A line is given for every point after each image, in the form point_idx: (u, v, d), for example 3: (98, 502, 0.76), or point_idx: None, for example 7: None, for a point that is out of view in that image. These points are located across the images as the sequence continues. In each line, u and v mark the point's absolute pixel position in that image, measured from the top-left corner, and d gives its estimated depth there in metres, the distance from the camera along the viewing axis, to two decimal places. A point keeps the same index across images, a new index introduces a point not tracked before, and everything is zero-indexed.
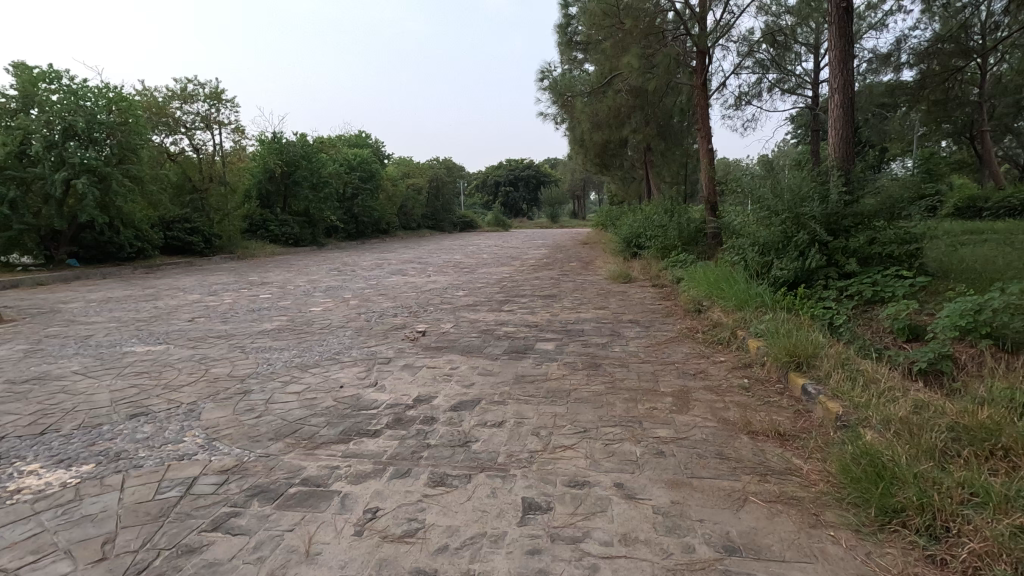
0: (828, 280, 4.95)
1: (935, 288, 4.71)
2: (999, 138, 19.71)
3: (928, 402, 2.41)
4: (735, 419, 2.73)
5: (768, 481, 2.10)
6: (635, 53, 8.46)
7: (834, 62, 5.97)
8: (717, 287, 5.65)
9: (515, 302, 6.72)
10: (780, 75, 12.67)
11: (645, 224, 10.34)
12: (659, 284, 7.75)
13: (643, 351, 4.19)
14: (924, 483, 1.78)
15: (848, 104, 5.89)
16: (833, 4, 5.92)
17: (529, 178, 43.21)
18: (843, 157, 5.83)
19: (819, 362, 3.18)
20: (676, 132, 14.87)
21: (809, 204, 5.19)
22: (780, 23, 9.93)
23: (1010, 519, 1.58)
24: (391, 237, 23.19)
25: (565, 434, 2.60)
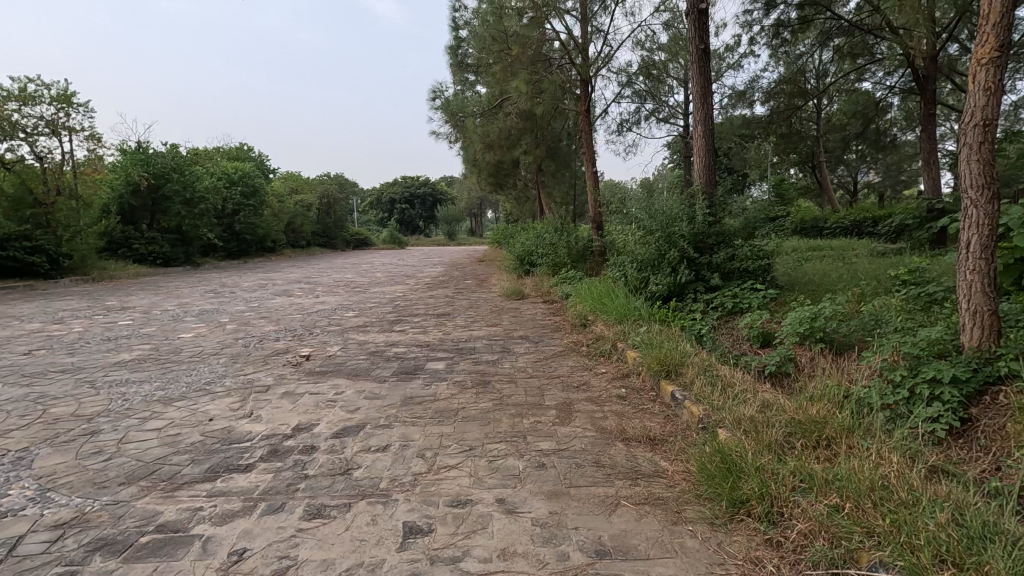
0: (697, 293, 5.45)
1: (783, 298, 5.38)
2: (834, 168, 22.90)
3: (771, 401, 2.73)
4: (612, 427, 2.91)
5: (638, 484, 2.25)
6: (522, 78, 8.79)
7: (697, 97, 6.63)
8: (600, 302, 5.98)
9: (407, 322, 6.63)
10: (655, 106, 13.78)
11: (537, 242, 10.71)
12: (550, 300, 8.05)
13: (531, 366, 4.33)
14: (764, 474, 2.01)
15: (710, 135, 6.56)
16: (693, 46, 6.57)
17: (426, 196, 42.90)
18: (707, 182, 6.46)
19: (684, 369, 3.49)
20: (565, 154, 15.64)
21: (679, 224, 5.67)
22: (654, 58, 10.69)
23: (827, 500, 1.83)
24: (277, 255, 21.88)
25: (451, 453, 2.61)
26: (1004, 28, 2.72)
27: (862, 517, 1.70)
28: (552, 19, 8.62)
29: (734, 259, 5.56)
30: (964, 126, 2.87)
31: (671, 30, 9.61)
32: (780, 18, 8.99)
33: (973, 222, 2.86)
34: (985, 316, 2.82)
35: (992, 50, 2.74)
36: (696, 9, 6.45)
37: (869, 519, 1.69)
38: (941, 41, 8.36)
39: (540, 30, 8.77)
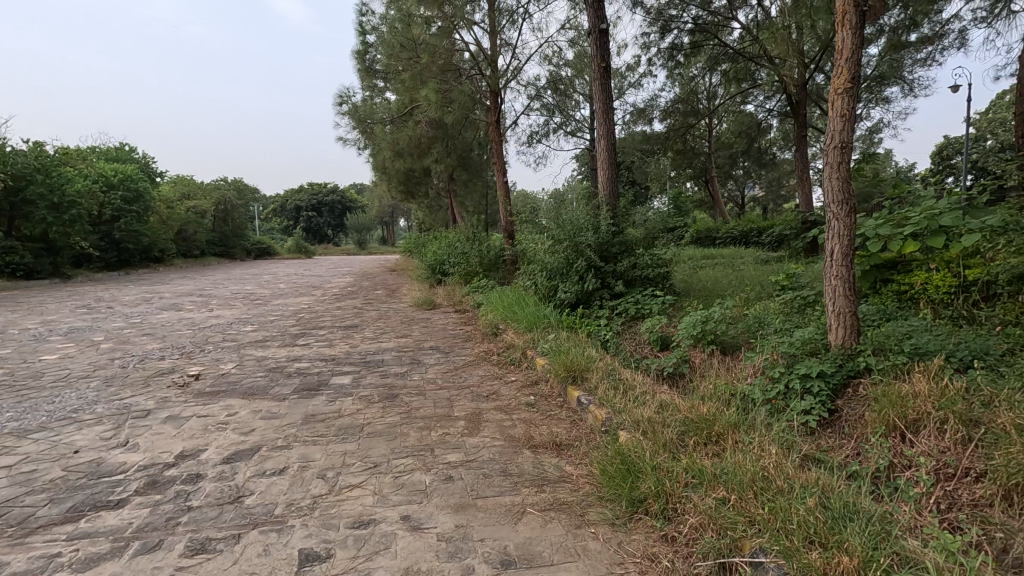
0: (602, 300, 5.66)
1: (680, 303, 5.73)
2: (724, 182, 24.84)
3: (668, 402, 2.88)
4: (519, 435, 2.94)
5: (544, 491, 2.28)
6: (431, 87, 8.74)
7: (600, 113, 6.93)
8: (510, 311, 6.04)
9: (311, 335, 6.32)
10: (563, 120, 14.24)
11: (449, 251, 10.66)
12: (462, 309, 8.03)
13: (441, 377, 4.27)
14: (660, 473, 2.11)
15: (612, 149, 6.88)
16: (595, 64, 6.87)
17: (334, 204, 41.33)
18: (610, 194, 6.76)
19: (589, 374, 3.60)
20: (476, 163, 15.78)
21: (585, 233, 5.86)
22: (561, 73, 11.07)
23: (715, 494, 1.95)
24: (166, 266, 20.07)
25: (353, 472, 2.50)
26: (854, 62, 3.11)
27: (745, 507, 1.84)
28: (461, 30, 8.66)
29: (636, 267, 5.85)
30: (826, 146, 3.21)
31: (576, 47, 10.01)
32: (675, 42, 9.66)
33: (836, 233, 3.21)
34: (847, 317, 3.17)
35: (846, 81, 3.10)
36: (597, 29, 6.75)
37: (750, 508, 1.82)
38: (809, 71, 9.37)
39: (449, 40, 8.79)
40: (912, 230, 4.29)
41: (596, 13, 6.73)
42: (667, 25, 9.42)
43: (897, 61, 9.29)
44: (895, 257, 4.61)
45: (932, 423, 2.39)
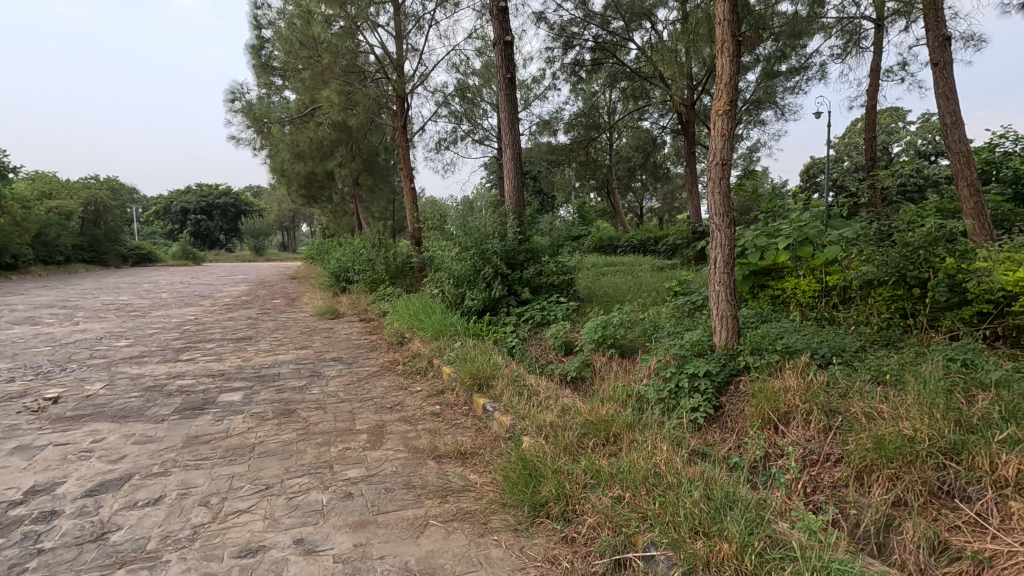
0: (509, 307, 5.73)
1: (583, 309, 5.95)
2: (625, 193, 26.18)
3: (570, 405, 2.97)
4: (424, 446, 2.88)
5: (447, 501, 2.25)
6: (334, 88, 8.43)
7: (506, 122, 7.04)
8: (416, 319, 5.94)
9: (198, 349, 5.81)
10: (471, 128, 14.30)
11: (353, 258, 10.30)
12: (367, 318, 7.77)
13: (342, 390, 4.09)
14: (560, 476, 2.17)
15: (518, 159, 7.01)
16: (501, 74, 6.98)
17: (227, 207, 38.49)
18: (516, 202, 6.87)
19: (494, 381, 3.62)
20: (383, 169, 15.46)
21: (492, 241, 5.91)
22: (469, 81, 11.12)
23: (611, 493, 2.03)
24: (20, 274, 17.57)
25: (242, 496, 2.32)
26: (732, 87, 3.42)
27: (637, 503, 1.93)
28: (365, 31, 8.44)
29: (542, 275, 5.99)
30: (709, 163, 3.49)
31: (483, 57, 10.12)
32: (577, 58, 10.08)
33: (718, 242, 3.48)
34: (728, 319, 3.44)
35: (725, 103, 3.39)
36: (502, 40, 6.85)
37: (643, 504, 1.92)
38: (697, 92, 10.17)
39: (353, 41, 8.53)
40: (782, 241, 4.76)
41: (502, 25, 6.85)
42: (570, 41, 9.81)
43: (771, 88, 10.33)
44: (769, 265, 5.10)
45: (799, 415, 2.66)
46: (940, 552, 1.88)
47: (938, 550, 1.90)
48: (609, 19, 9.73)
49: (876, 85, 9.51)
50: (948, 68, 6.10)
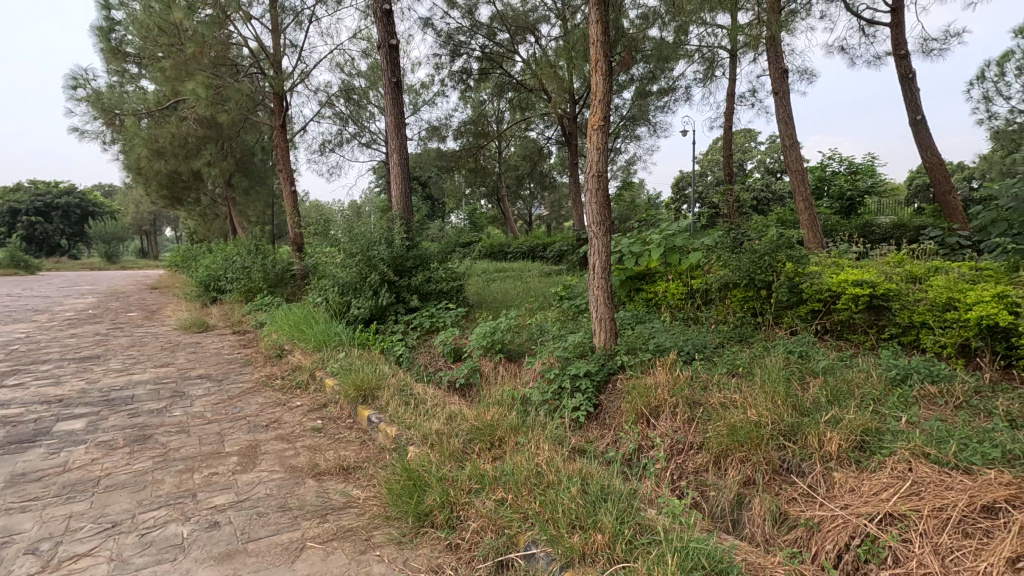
0: (397, 315, 5.61)
1: (472, 315, 5.99)
2: (514, 201, 26.83)
3: (458, 412, 2.97)
4: (302, 464, 2.72)
5: (327, 520, 2.15)
6: (200, 81, 7.74)
7: (392, 127, 6.92)
8: (297, 330, 5.61)
9: (29, 372, 5.01)
10: (357, 130, 13.83)
11: (225, 265, 9.50)
12: (241, 330, 7.19)
13: (210, 409, 3.75)
14: (445, 484, 2.17)
15: (405, 164, 6.90)
16: (386, 77, 6.83)
17: (70, 208, 33.74)
18: (404, 208, 6.76)
19: (380, 392, 3.52)
20: (259, 169, 14.45)
21: (378, 247, 5.75)
22: (354, 82, 10.76)
23: (494, 496, 2.08)
24: None
25: (81, 537, 2.04)
26: (605, 104, 3.64)
27: (519, 504, 1.99)
28: (237, 22, 7.86)
29: (430, 281, 5.95)
30: (586, 174, 3.68)
31: (368, 58, 9.84)
32: (465, 66, 10.17)
33: (596, 249, 3.69)
34: (606, 321, 3.65)
35: (599, 119, 3.61)
36: (387, 43, 6.72)
37: (525, 504, 1.98)
38: (578, 106, 10.72)
39: (223, 31, 7.89)
40: (653, 248, 5.16)
41: (386, 28, 6.72)
42: (457, 49, 9.87)
43: (644, 107, 11.15)
44: (643, 270, 5.50)
45: (667, 408, 2.89)
46: (781, 522, 2.14)
47: (780, 520, 2.15)
48: (495, 31, 9.92)
49: (731, 109, 10.64)
50: (787, 97, 6.99)
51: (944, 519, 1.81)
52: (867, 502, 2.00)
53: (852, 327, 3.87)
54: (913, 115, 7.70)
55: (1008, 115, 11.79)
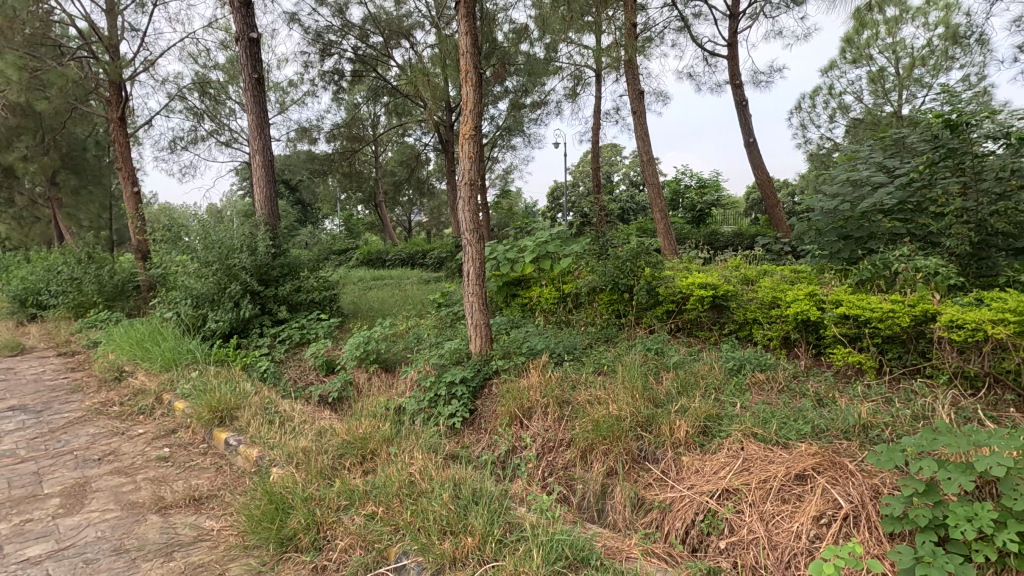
0: (262, 327, 5.20)
1: (346, 325, 5.77)
2: (393, 208, 26.23)
3: (328, 427, 2.84)
4: (144, 499, 2.42)
5: (173, 559, 1.94)
6: (10, 60, 6.60)
7: (254, 126, 6.45)
8: (141, 348, 4.98)
9: None
10: (215, 128, 12.67)
11: (47, 276, 8.16)
12: (68, 351, 6.21)
13: (24, 446, 3.20)
14: (311, 504, 2.07)
15: (269, 166, 6.47)
16: (246, 73, 6.35)
17: None
18: (269, 213, 6.31)
19: (240, 412, 3.24)
20: (92, 167, 12.64)
21: (238, 254, 5.29)
22: (210, 76, 9.87)
23: (364, 511, 2.03)
24: None
25: None
26: (476, 114, 3.73)
27: (390, 516, 1.96)
28: None
29: (300, 291, 5.62)
30: (458, 182, 3.72)
31: (227, 50, 9.08)
32: (336, 66, 9.78)
33: (470, 256, 3.74)
34: (482, 327, 3.71)
35: (470, 129, 3.68)
36: (247, 36, 6.26)
37: (396, 516, 1.96)
38: (454, 114, 10.80)
39: (41, 6, 6.82)
40: (527, 255, 5.35)
41: (245, 20, 6.25)
42: (327, 49, 9.47)
43: (519, 118, 11.53)
44: (518, 277, 5.67)
45: (539, 408, 3.01)
46: (639, 506, 2.32)
47: (638, 505, 2.33)
48: (368, 33, 9.67)
49: (597, 124, 11.37)
50: (644, 117, 7.63)
51: (767, 489, 2.09)
52: (708, 481, 2.25)
53: (700, 325, 4.31)
54: (746, 138, 8.79)
55: (819, 141, 13.91)
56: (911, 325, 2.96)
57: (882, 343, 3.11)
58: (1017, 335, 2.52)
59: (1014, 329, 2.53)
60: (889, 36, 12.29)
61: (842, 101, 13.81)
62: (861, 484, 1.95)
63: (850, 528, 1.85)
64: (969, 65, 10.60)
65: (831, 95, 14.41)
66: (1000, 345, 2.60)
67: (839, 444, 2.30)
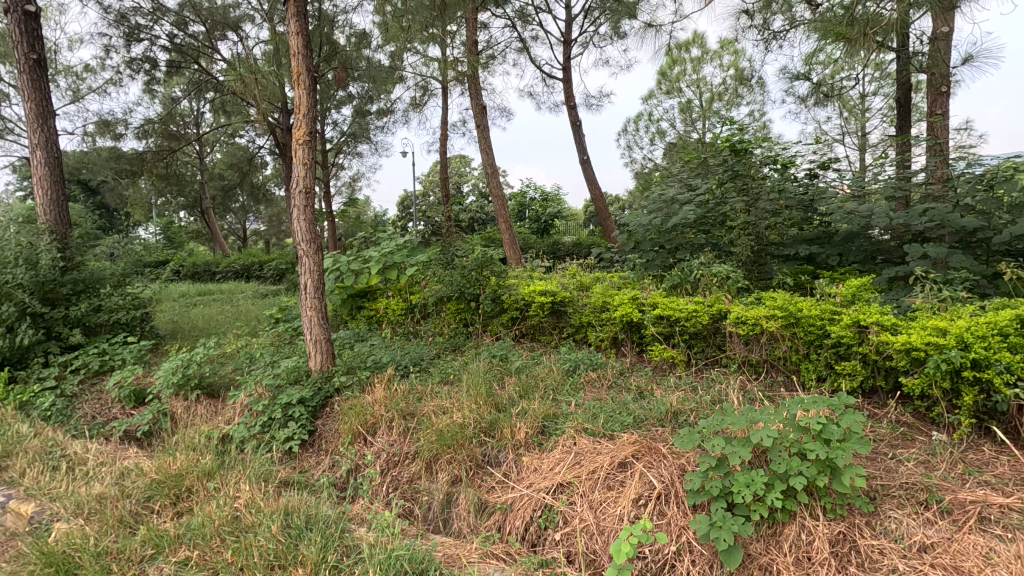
0: (47, 355, 4.35)
1: (162, 349, 5.07)
2: (222, 215, 23.75)
3: (134, 467, 2.48)
4: None
5: None
6: None
7: (32, 115, 5.39)
8: None
9: None
10: None
11: None
12: None
13: None
14: (105, 560, 1.79)
15: (55, 164, 5.46)
16: (21, 52, 5.29)
17: None
18: (57, 219, 5.31)
19: (12, 461, 2.67)
20: None
21: (12, 270, 4.35)
22: None
23: (175, 558, 1.81)
24: None
25: None
26: (310, 119, 3.54)
27: (207, 559, 1.79)
28: None
29: (100, 311, 4.82)
30: (291, 190, 3.50)
31: None
32: (146, 54, 8.60)
33: (307, 268, 3.53)
34: (322, 343, 3.53)
35: (304, 133, 3.49)
36: (21, 8, 5.23)
37: (215, 558, 1.79)
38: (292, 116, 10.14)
39: None
40: (372, 266, 5.21)
41: None
42: (134, 33, 8.29)
43: (364, 124, 11.20)
44: (364, 288, 5.49)
45: (383, 423, 2.93)
46: (482, 510, 2.38)
47: (482, 509, 2.39)
48: (186, 21, 8.67)
49: (444, 136, 11.48)
50: (488, 131, 7.88)
51: (595, 478, 2.27)
52: (545, 477, 2.38)
53: (542, 330, 4.56)
54: (581, 156, 9.55)
55: (643, 161, 15.61)
56: (710, 322, 3.44)
57: (689, 339, 3.57)
58: (785, 328, 3.04)
59: (781, 323, 3.04)
60: (694, 73, 14.28)
61: (660, 126, 15.66)
62: (671, 465, 2.21)
63: (662, 505, 2.08)
64: (753, 102, 12.71)
65: (650, 120, 16.28)
66: (773, 337, 3.12)
67: (655, 431, 2.59)
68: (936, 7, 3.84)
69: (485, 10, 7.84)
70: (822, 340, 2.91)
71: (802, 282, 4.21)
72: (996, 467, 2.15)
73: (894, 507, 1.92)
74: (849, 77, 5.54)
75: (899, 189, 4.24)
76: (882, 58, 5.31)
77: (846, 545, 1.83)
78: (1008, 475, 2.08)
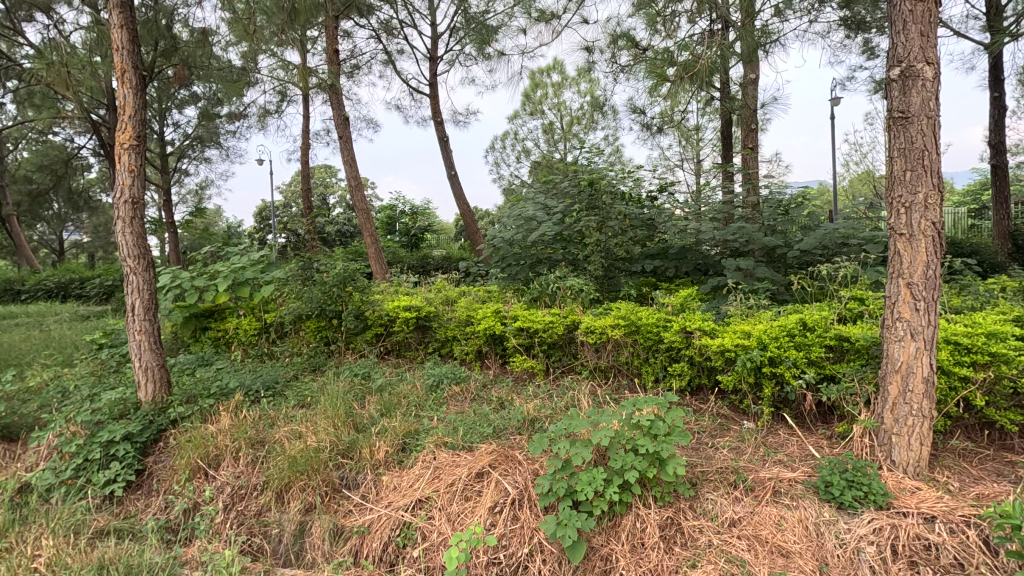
0: None
1: None
2: (31, 224, 20.09)
3: None
4: None
5: None
6: None
7: None
8: None
9: None
10: None
11: None
12: None
13: None
14: None
15: None
16: None
17: None
18: None
19: None
20: None
21: None
22: None
23: None
24: None
25: None
26: (138, 122, 3.18)
27: None
28: None
29: None
30: (115, 200, 3.11)
31: None
32: None
33: (135, 287, 3.15)
34: (155, 370, 3.17)
35: (130, 137, 3.13)
36: None
37: None
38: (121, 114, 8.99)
39: None
40: (219, 282, 4.78)
41: None
42: None
43: (211, 127, 10.27)
44: (210, 307, 5.02)
45: (228, 454, 2.70)
46: (338, 536, 2.30)
47: (337, 535, 2.31)
48: None
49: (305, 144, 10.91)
50: (351, 142, 7.66)
51: (453, 491, 2.30)
52: (404, 495, 2.37)
53: (408, 345, 4.51)
54: (449, 171, 9.64)
55: (510, 177, 16.16)
56: (564, 332, 3.66)
57: (547, 349, 3.76)
58: (627, 335, 3.33)
59: (624, 330, 3.33)
60: (555, 97, 15.17)
61: (525, 145, 16.36)
62: (525, 471, 2.31)
63: (516, 510, 2.17)
64: (607, 128, 13.82)
65: (516, 139, 16.93)
66: (617, 343, 3.42)
67: (513, 439, 2.70)
68: (743, 58, 4.52)
69: (347, 18, 7.64)
70: (658, 345, 3.24)
71: (645, 293, 4.66)
72: (788, 446, 2.56)
73: (710, 489, 2.20)
74: (683, 111, 6.27)
75: (721, 211, 4.88)
76: (708, 97, 6.09)
77: (673, 528, 2.06)
78: (796, 453, 2.49)
